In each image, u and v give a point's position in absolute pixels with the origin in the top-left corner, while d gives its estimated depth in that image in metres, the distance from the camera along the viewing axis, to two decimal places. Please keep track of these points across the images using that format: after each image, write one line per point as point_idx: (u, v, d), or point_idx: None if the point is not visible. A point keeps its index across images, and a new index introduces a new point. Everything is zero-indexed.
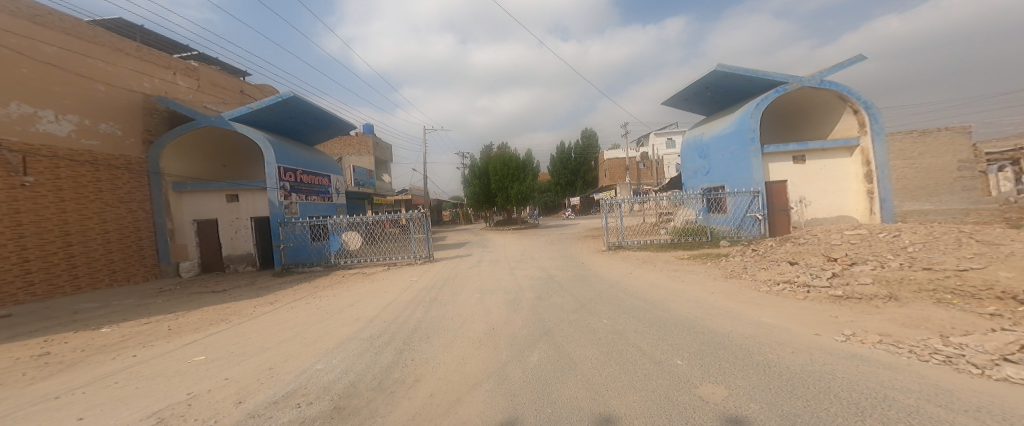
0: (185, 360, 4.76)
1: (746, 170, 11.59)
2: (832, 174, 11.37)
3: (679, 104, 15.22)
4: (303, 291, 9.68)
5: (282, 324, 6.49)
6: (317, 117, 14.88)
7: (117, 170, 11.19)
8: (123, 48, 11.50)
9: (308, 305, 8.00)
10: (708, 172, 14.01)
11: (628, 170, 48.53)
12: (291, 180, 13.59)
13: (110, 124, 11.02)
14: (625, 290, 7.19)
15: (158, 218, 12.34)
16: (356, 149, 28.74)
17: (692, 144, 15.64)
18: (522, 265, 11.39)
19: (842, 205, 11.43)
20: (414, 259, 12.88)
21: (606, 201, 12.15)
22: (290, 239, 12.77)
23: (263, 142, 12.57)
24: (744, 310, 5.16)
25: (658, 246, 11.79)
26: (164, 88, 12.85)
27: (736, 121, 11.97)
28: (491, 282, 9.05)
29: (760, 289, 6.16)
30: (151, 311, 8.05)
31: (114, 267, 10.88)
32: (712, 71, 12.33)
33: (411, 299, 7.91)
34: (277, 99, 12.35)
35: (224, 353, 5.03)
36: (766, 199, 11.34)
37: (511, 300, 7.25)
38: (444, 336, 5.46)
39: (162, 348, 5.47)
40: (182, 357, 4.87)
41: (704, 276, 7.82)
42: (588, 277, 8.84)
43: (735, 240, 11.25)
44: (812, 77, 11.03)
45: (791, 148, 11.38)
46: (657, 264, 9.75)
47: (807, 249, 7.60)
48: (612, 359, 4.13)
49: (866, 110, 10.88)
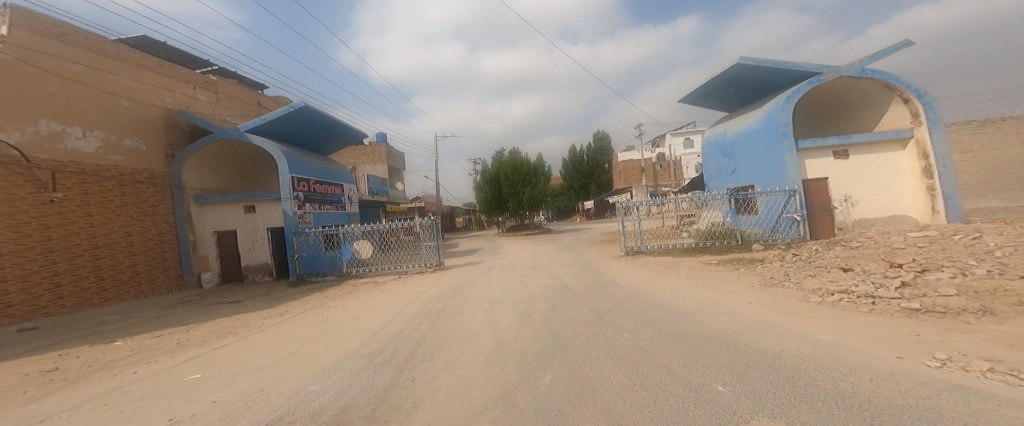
0: (179, 379, 4.44)
1: (779, 168, 10.65)
2: (882, 170, 10.24)
3: (699, 101, 14.37)
4: (314, 301, 9.46)
5: (285, 338, 6.18)
6: (329, 127, 14.97)
7: (141, 184, 11.50)
8: (145, 64, 11.91)
9: (314, 317, 7.72)
10: (734, 171, 13.08)
11: (644, 172, 47.24)
12: (304, 190, 13.64)
13: (134, 139, 11.34)
14: (647, 300, 6.49)
15: (181, 230, 12.61)
16: (371, 158, 29.10)
17: (713, 142, 14.73)
18: (534, 272, 10.82)
19: (896, 203, 10.23)
20: (425, 267, 12.56)
21: (624, 203, 11.41)
22: (304, 249, 12.77)
23: (277, 153, 12.68)
24: (794, 325, 4.40)
25: (680, 251, 10.96)
26: (185, 103, 13.24)
27: (764, 116, 11.07)
28: (500, 292, 8.51)
29: (809, 300, 5.35)
30: (164, 323, 7.97)
31: (140, 279, 11.07)
32: (735, 65, 11.50)
33: (418, 310, 7.49)
34: (289, 109, 12.47)
35: (219, 371, 4.71)
36: (804, 199, 10.31)
37: (522, 311, 6.68)
38: (449, 353, 4.95)
39: (161, 365, 5.23)
40: (176, 376, 4.57)
41: (737, 284, 6.99)
42: (603, 285, 8.18)
43: (769, 243, 10.25)
44: (851, 66, 10.02)
45: (832, 143, 10.35)
46: (681, 271, 8.94)
47: (862, 253, 6.67)
48: (640, 383, 3.49)
49: (918, 98, 9.75)
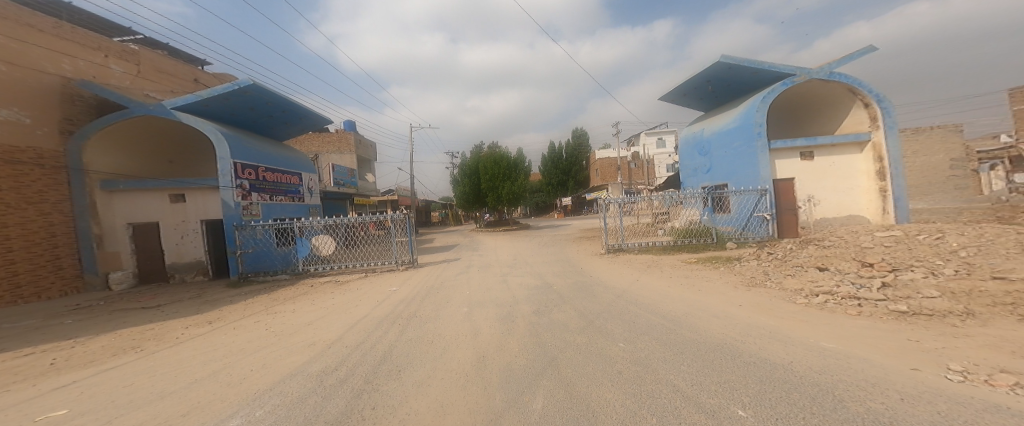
0: (30, 420, 3.45)
1: (752, 167, 10.93)
2: (841, 172, 10.77)
3: (678, 99, 14.50)
4: (256, 305, 8.23)
5: (208, 353, 5.13)
6: (284, 109, 13.36)
7: (21, 164, 9.33)
8: (37, 24, 9.65)
9: (255, 325, 6.64)
10: (709, 170, 13.33)
11: (619, 170, 48.14)
12: (250, 178, 12.02)
13: (15, 109, 9.20)
14: (641, 306, 6.17)
15: (81, 221, 10.63)
16: (336, 147, 26.98)
17: (691, 140, 14.93)
18: (515, 271, 10.28)
19: (852, 204, 10.79)
20: (395, 265, 11.61)
21: (606, 200, 11.23)
22: (250, 245, 11.24)
23: (215, 135, 11.02)
24: (793, 331, 4.17)
25: (659, 249, 10.98)
26: (94, 72, 11.08)
27: (740, 116, 11.29)
28: (480, 294, 7.86)
29: (796, 301, 5.26)
30: (47, 337, 6.44)
31: (19, 281, 9.07)
32: (714, 63, 11.60)
33: (385, 315, 6.69)
34: (233, 86, 10.86)
35: (97, 407, 3.64)
36: (774, 198, 10.65)
37: (505, 316, 6.12)
38: (420, 370, 4.27)
39: (21, 397, 4.05)
40: (25, 416, 3.53)
41: (722, 284, 6.93)
42: (590, 286, 7.90)
43: (742, 241, 10.54)
44: (822, 70, 10.37)
45: (799, 144, 10.71)
46: (665, 270, 8.86)
47: (835, 252, 6.80)
48: (644, 408, 3.03)
49: (878, 103, 10.26)
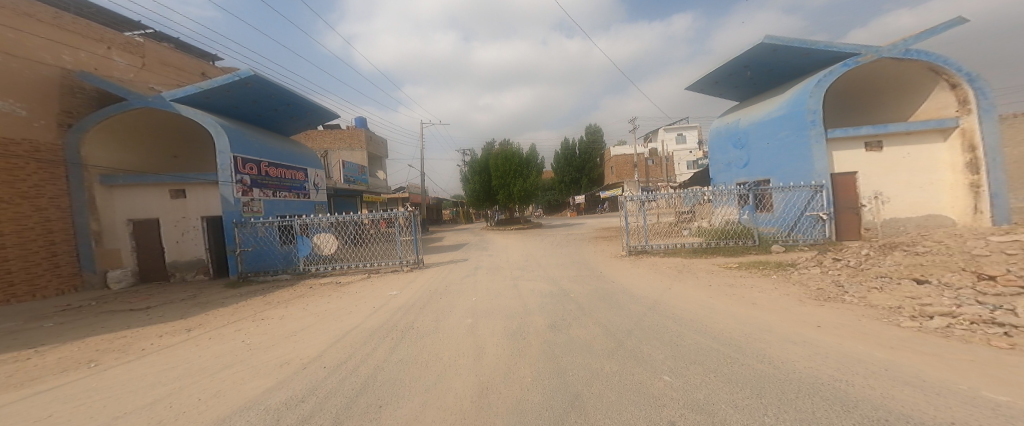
0: None
1: (803, 160, 9.54)
2: (918, 165, 9.20)
3: (708, 88, 13.11)
4: (247, 310, 7.46)
5: (162, 370, 4.28)
6: (289, 102, 12.80)
7: (16, 158, 9.01)
8: (38, 15, 9.32)
9: (233, 334, 5.82)
10: (747, 164, 11.91)
11: (636, 167, 46.35)
12: (251, 174, 11.44)
13: (10, 101, 8.89)
14: (683, 323, 4.98)
15: (79, 218, 10.32)
16: (348, 144, 26.60)
17: (723, 132, 13.45)
18: (526, 274, 9.24)
19: (931, 201, 9.19)
20: (400, 266, 10.76)
21: (628, 197, 10.00)
22: (250, 243, 10.61)
23: (215, 128, 10.50)
24: (930, 373, 2.88)
25: (689, 252, 9.75)
26: (95, 64, 10.75)
27: (788, 102, 9.88)
28: (486, 302, 6.86)
29: (903, 325, 3.97)
30: (13, 344, 5.79)
31: (13, 279, 8.71)
32: (757, 44, 10.20)
33: (377, 326, 5.79)
34: (234, 77, 10.29)
35: None
36: (830, 195, 9.24)
37: (513, 331, 5.13)
38: (407, 406, 3.26)
39: None
40: None
41: (780, 297, 5.66)
42: (611, 294, 6.80)
43: (790, 244, 9.22)
44: (894, 47, 8.82)
45: (865, 132, 9.20)
46: (699, 276, 7.63)
47: (935, 261, 5.42)
48: None
49: (968, 83, 8.65)
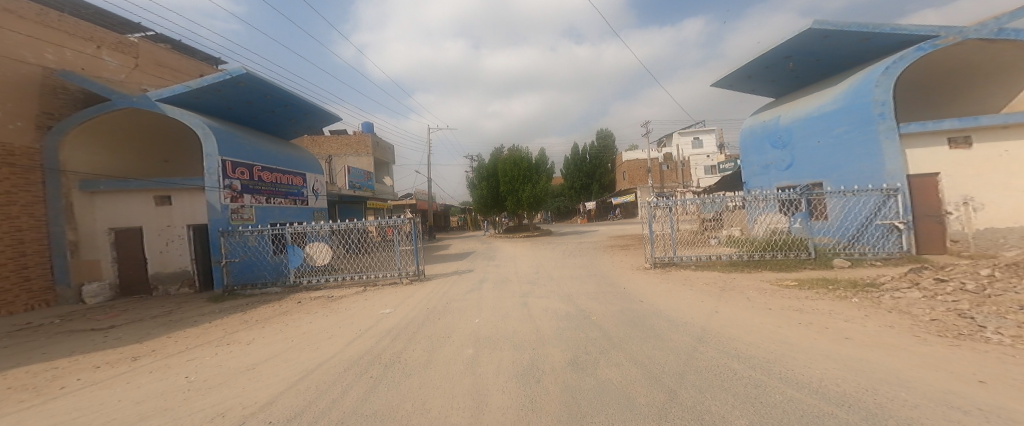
0: None
1: (872, 159, 8.30)
2: (1020, 164, 7.77)
3: (740, 85, 11.83)
4: (218, 330, 6.43)
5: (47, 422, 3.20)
6: (286, 104, 12.06)
7: None
8: (16, 10, 8.75)
9: (179, 365, 4.76)
10: (791, 166, 10.59)
11: (650, 172, 44.53)
12: (241, 179, 10.64)
13: None
14: (758, 368, 3.61)
15: (54, 226, 9.73)
16: (354, 149, 26.15)
17: (757, 131, 12.11)
18: (538, 289, 8.00)
19: None
20: (399, 278, 9.63)
21: (650, 202, 8.59)
22: (238, 253, 9.65)
23: (201, 129, 9.78)
24: None
25: (726, 266, 8.38)
26: (82, 63, 10.27)
27: (849, 95, 8.69)
28: (490, 325, 5.62)
29: None
30: None
31: None
32: (800, 32, 8.96)
33: (357, 357, 4.63)
34: (224, 76, 9.55)
35: None
36: (907, 200, 7.88)
37: (525, 369, 3.89)
38: None
39: None
40: None
41: (878, 329, 4.26)
42: (643, 318, 5.50)
43: (855, 259, 7.83)
44: (986, 26, 7.71)
45: (949, 126, 7.88)
46: (750, 296, 6.26)
47: None
48: None
49: None
